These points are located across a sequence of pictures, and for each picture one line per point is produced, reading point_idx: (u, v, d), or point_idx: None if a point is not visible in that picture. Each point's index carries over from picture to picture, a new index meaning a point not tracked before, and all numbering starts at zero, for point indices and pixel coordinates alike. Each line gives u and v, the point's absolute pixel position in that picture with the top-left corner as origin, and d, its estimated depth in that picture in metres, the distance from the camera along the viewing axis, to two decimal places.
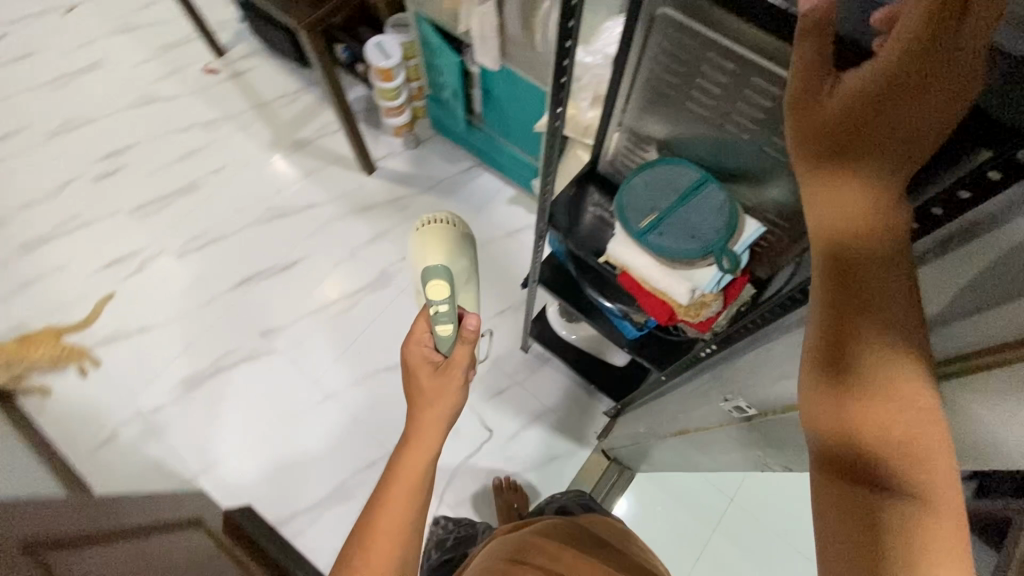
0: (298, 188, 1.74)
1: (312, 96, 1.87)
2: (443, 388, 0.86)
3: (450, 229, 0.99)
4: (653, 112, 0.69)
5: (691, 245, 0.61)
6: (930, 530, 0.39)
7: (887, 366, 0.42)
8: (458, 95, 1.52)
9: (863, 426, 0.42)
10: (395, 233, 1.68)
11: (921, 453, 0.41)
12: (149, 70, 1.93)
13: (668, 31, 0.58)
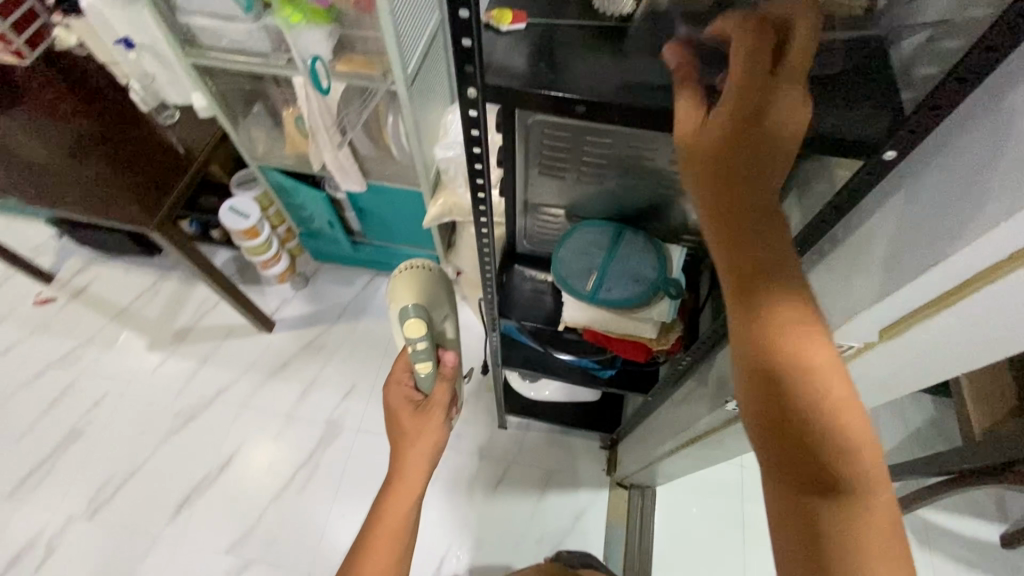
0: (205, 380, 1.58)
1: (178, 283, 1.74)
2: (418, 435, 0.88)
3: (426, 273, 1.00)
4: (554, 190, 0.75)
5: (638, 288, 0.70)
6: (863, 533, 0.41)
7: (814, 380, 0.43)
8: (334, 225, 1.51)
9: (811, 432, 0.43)
10: (326, 376, 1.58)
11: (854, 464, 0.43)
12: None
13: (540, 136, 0.65)
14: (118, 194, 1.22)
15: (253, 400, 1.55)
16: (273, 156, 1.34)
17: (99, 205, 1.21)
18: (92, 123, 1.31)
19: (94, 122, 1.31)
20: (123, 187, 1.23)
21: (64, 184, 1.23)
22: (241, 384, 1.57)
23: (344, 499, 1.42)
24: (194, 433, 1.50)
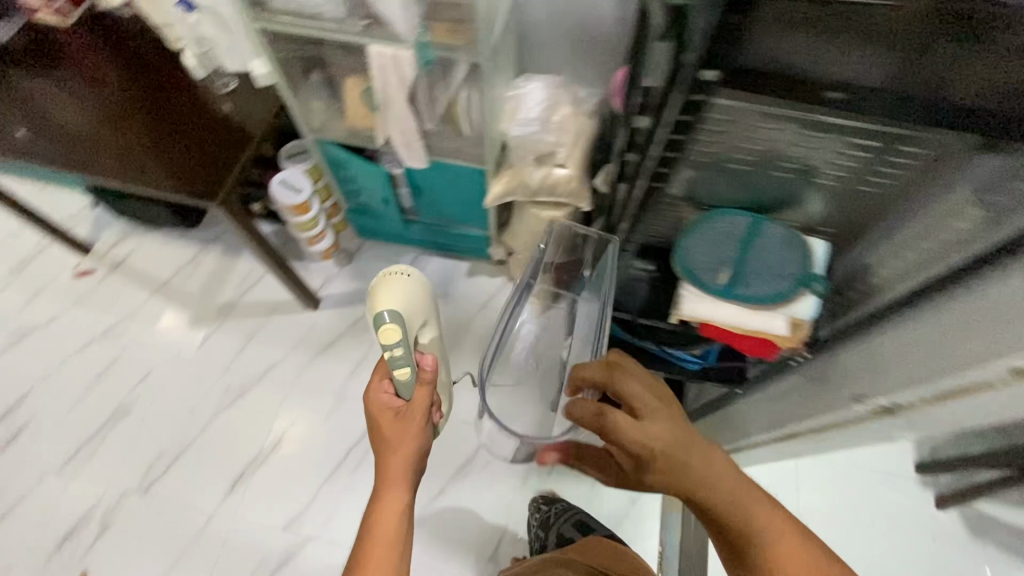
0: (252, 356, 1.56)
1: (220, 256, 1.70)
2: (405, 437, 0.89)
3: (404, 279, 1.13)
4: (709, 175, 0.93)
5: (779, 282, 0.91)
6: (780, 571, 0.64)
7: (712, 506, 0.70)
8: (387, 200, 1.46)
9: (735, 535, 0.68)
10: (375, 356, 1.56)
11: (754, 534, 0.67)
12: (8, 301, 1.65)
13: (715, 118, 0.80)
14: (150, 161, 1.18)
15: (302, 378, 1.54)
16: (331, 128, 1.29)
17: (130, 172, 1.16)
18: (135, 86, 1.26)
19: (137, 85, 1.26)
20: (157, 155, 1.19)
21: (101, 156, 1.18)
22: (289, 361, 1.55)
23: None
24: (245, 410, 1.49)
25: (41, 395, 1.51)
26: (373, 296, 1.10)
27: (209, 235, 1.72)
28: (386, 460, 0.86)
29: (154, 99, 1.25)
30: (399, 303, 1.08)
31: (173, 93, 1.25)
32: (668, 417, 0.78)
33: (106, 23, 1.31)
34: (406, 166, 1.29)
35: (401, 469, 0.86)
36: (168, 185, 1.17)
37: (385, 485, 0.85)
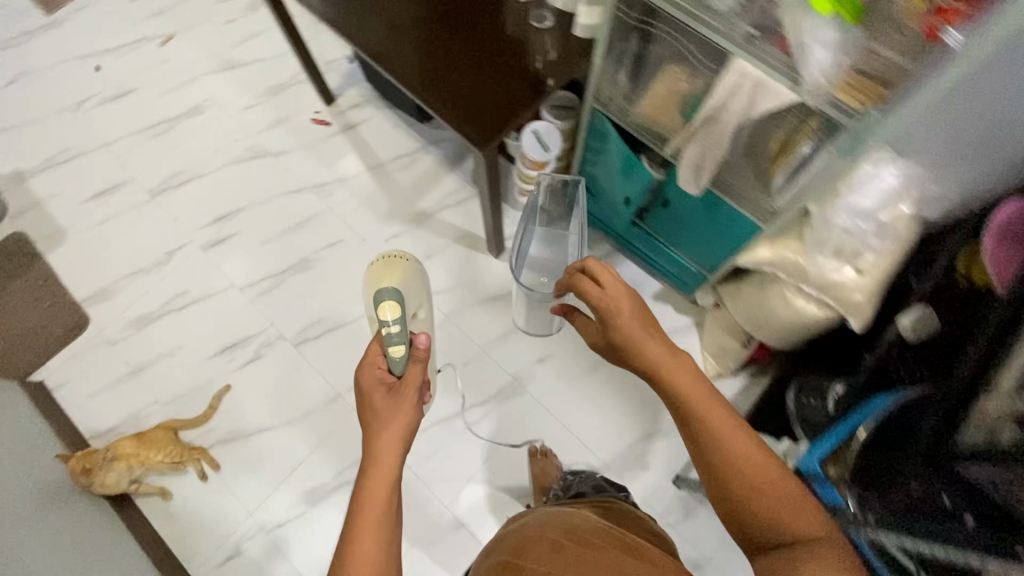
0: (424, 272, 1.59)
1: (435, 163, 1.71)
2: (395, 414, 0.80)
3: (404, 262, 1.24)
4: None
5: None
6: (773, 510, 0.68)
7: (712, 439, 0.71)
8: (627, 201, 1.30)
9: (733, 480, 0.70)
10: (530, 331, 1.52)
11: (770, 485, 0.69)
12: (252, 119, 1.78)
13: None
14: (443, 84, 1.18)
15: (457, 316, 1.54)
16: (617, 108, 1.13)
17: (423, 87, 1.18)
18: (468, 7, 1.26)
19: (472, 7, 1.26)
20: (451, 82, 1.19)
21: (400, 58, 1.22)
22: (453, 294, 1.56)
23: (499, 457, 1.41)
24: None
25: (250, 217, 1.66)
26: (378, 271, 1.21)
27: (434, 138, 1.73)
28: (371, 447, 0.77)
29: (478, 28, 1.24)
30: (381, 272, 1.19)
31: (497, 31, 1.23)
32: (632, 307, 0.82)
33: None
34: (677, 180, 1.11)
35: (390, 457, 0.77)
36: (444, 114, 1.17)
37: (369, 470, 0.76)
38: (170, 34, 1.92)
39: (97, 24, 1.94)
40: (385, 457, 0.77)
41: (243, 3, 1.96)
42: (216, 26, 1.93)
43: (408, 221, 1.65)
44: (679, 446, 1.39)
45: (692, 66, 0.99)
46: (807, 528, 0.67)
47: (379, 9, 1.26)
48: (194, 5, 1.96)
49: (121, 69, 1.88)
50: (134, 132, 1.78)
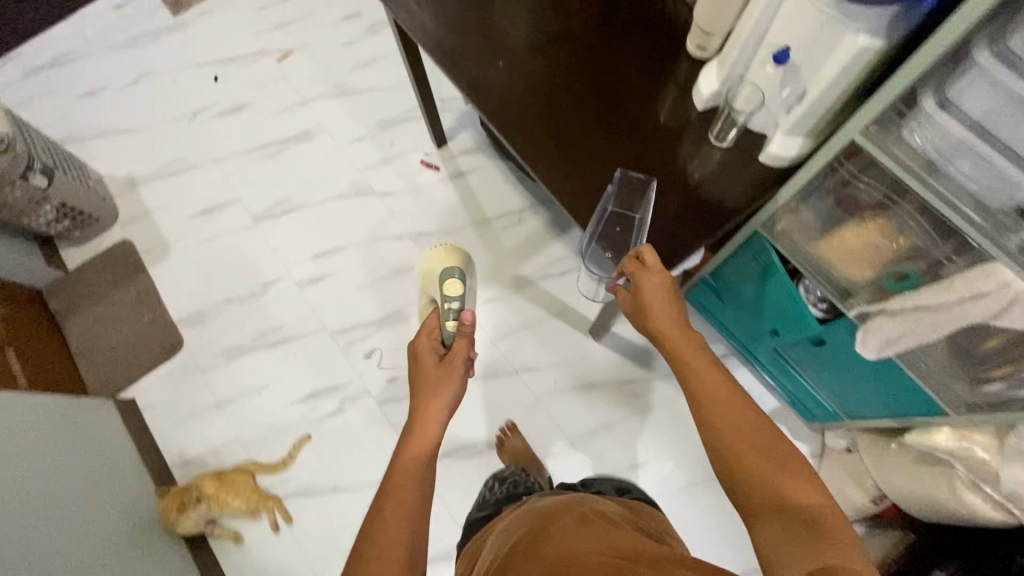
0: (518, 345, 1.51)
1: (542, 227, 1.62)
2: (443, 375, 0.89)
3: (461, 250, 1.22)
4: None
5: None
6: (774, 478, 0.64)
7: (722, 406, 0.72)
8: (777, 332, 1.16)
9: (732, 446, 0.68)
10: (625, 431, 1.41)
11: (770, 453, 0.66)
12: (362, 153, 1.73)
13: None
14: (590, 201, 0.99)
15: (549, 401, 1.45)
16: (788, 241, 0.98)
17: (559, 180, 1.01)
18: (632, 95, 1.04)
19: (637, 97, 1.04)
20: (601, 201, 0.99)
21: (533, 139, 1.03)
22: (547, 376, 1.47)
23: None
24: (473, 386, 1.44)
25: (349, 259, 1.62)
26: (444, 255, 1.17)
27: (544, 200, 1.63)
28: (422, 406, 0.85)
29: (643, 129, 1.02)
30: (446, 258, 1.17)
31: (661, 134, 1.04)
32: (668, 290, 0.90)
33: (654, 16, 1.11)
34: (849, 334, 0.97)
35: (433, 423, 0.84)
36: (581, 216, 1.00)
37: (416, 426, 0.83)
38: (289, 50, 1.89)
39: (220, 32, 1.94)
40: (431, 417, 0.84)
41: (365, 23, 1.90)
42: (336, 46, 1.88)
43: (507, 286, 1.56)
44: None
45: (895, 219, 0.83)
46: (808, 500, 0.61)
47: (522, 85, 1.07)
48: (316, 22, 1.92)
49: (239, 82, 1.86)
50: (245, 151, 1.76)
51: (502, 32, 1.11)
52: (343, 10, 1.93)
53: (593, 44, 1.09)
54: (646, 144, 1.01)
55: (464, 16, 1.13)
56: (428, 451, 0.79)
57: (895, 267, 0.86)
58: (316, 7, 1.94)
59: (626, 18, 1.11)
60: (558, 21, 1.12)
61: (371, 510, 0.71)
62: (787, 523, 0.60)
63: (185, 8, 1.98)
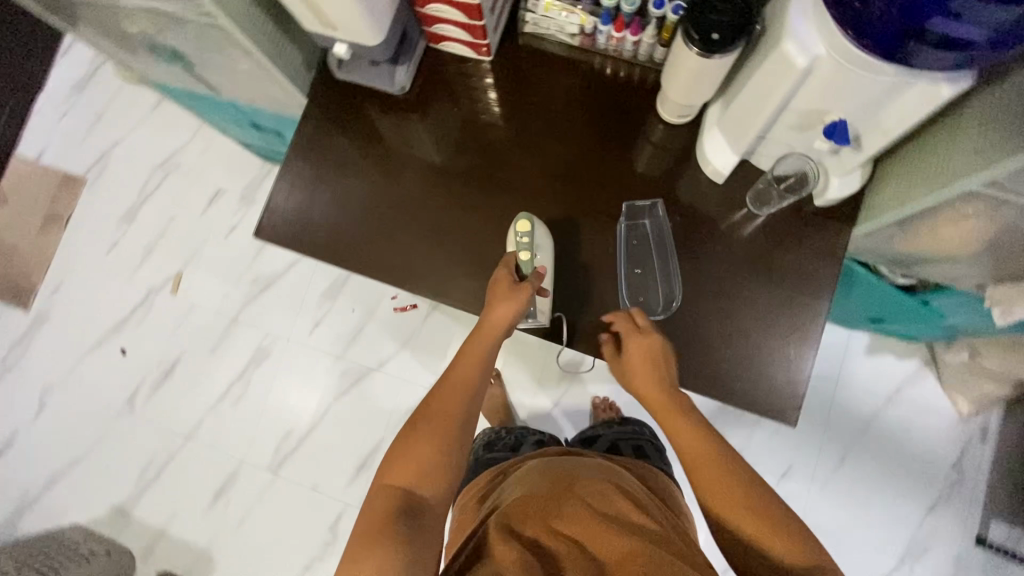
0: None
1: None
2: (496, 301, 0.78)
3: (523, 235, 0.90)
4: None
5: None
6: (764, 530, 0.61)
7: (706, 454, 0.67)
8: (876, 319, 1.09)
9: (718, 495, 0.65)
10: (754, 450, 1.35)
11: (758, 499, 0.63)
12: (329, 336, 1.51)
13: None
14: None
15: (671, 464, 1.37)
16: (872, 251, 0.85)
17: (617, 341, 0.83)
18: (637, 207, 0.85)
19: (646, 207, 0.85)
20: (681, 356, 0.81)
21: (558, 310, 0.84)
22: None
23: None
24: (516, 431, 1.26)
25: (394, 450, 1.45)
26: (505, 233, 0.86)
27: None
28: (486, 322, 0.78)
29: (680, 242, 0.83)
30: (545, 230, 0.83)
31: (685, 219, 0.84)
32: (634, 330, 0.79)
33: (597, 88, 0.88)
34: (973, 307, 0.90)
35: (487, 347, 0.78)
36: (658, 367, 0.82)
37: (465, 353, 0.78)
38: (176, 273, 1.59)
39: (88, 297, 1.61)
40: (479, 338, 0.78)
41: (234, 196, 1.61)
42: (222, 240, 1.59)
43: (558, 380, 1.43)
44: (967, 507, 1.28)
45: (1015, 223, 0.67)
46: (795, 541, 0.60)
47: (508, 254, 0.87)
48: (182, 225, 1.61)
49: (148, 339, 1.57)
50: (210, 407, 1.52)
51: (449, 208, 0.89)
52: (200, 196, 1.62)
53: (556, 163, 0.88)
54: (693, 261, 0.82)
55: (396, 214, 0.90)
56: (472, 391, 0.75)
57: (1007, 258, 0.75)
58: (170, 209, 1.63)
59: (570, 108, 0.89)
60: (500, 159, 0.89)
61: (421, 416, 0.72)
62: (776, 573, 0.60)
63: (30, 295, 1.63)
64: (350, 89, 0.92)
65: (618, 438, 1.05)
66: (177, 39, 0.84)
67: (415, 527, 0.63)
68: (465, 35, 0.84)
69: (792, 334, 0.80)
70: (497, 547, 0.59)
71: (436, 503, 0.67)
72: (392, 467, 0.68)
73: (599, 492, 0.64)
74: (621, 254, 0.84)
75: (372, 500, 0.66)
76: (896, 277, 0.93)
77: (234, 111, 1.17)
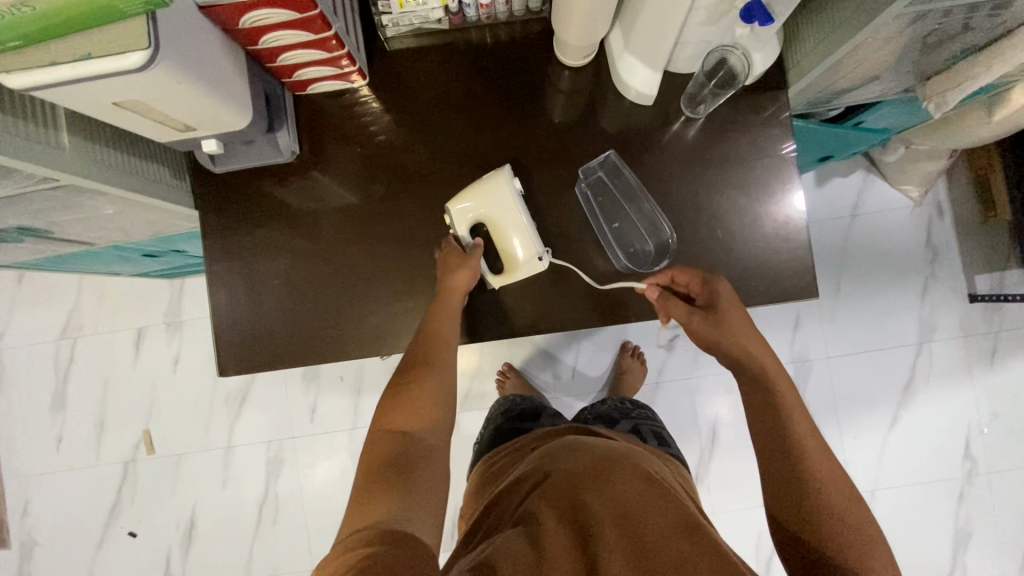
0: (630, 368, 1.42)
1: None
2: (449, 267, 0.78)
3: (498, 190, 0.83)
4: None
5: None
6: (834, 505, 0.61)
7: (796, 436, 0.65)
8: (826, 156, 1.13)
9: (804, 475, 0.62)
10: (763, 317, 1.40)
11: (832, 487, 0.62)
12: (331, 414, 1.43)
13: None
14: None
15: (699, 367, 1.41)
16: (807, 100, 0.85)
17: (623, 298, 0.80)
18: (582, 161, 0.82)
19: (590, 157, 0.81)
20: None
21: (556, 297, 0.81)
22: (677, 357, 1.40)
23: (845, 421, 1.39)
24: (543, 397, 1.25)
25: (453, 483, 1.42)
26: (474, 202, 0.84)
27: None
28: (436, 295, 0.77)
29: (640, 176, 0.81)
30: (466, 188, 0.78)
31: (629, 154, 0.81)
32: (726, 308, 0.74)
33: (484, 62, 0.82)
34: (907, 109, 0.93)
35: (454, 316, 0.77)
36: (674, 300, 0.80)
37: (427, 332, 0.76)
38: (144, 433, 1.45)
39: (64, 503, 1.45)
40: (438, 317, 0.76)
41: (159, 329, 1.45)
42: (171, 377, 1.45)
43: (565, 341, 1.43)
44: (953, 275, 1.39)
45: (934, 25, 0.67)
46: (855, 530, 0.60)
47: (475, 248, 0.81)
48: (122, 383, 1.45)
49: (153, 510, 1.44)
50: (253, 540, 1.42)
51: (403, 249, 0.83)
52: (124, 345, 1.46)
53: (482, 156, 0.82)
54: (659, 188, 0.80)
55: (352, 280, 0.82)
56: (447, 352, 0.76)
57: (929, 56, 0.76)
58: (99, 374, 1.46)
59: (468, 94, 0.82)
60: (427, 177, 0.82)
61: (417, 376, 0.75)
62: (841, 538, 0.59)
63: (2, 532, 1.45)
64: (238, 179, 0.81)
65: (639, 421, 1.01)
66: (18, 215, 0.71)
67: (410, 466, 0.67)
68: (332, 69, 0.75)
69: (779, 220, 0.79)
70: (540, 523, 0.55)
71: (431, 440, 0.72)
72: (394, 415, 0.72)
73: (640, 476, 0.60)
74: (597, 216, 0.82)
75: (373, 441, 0.71)
76: (833, 111, 0.94)
77: (117, 251, 1.02)
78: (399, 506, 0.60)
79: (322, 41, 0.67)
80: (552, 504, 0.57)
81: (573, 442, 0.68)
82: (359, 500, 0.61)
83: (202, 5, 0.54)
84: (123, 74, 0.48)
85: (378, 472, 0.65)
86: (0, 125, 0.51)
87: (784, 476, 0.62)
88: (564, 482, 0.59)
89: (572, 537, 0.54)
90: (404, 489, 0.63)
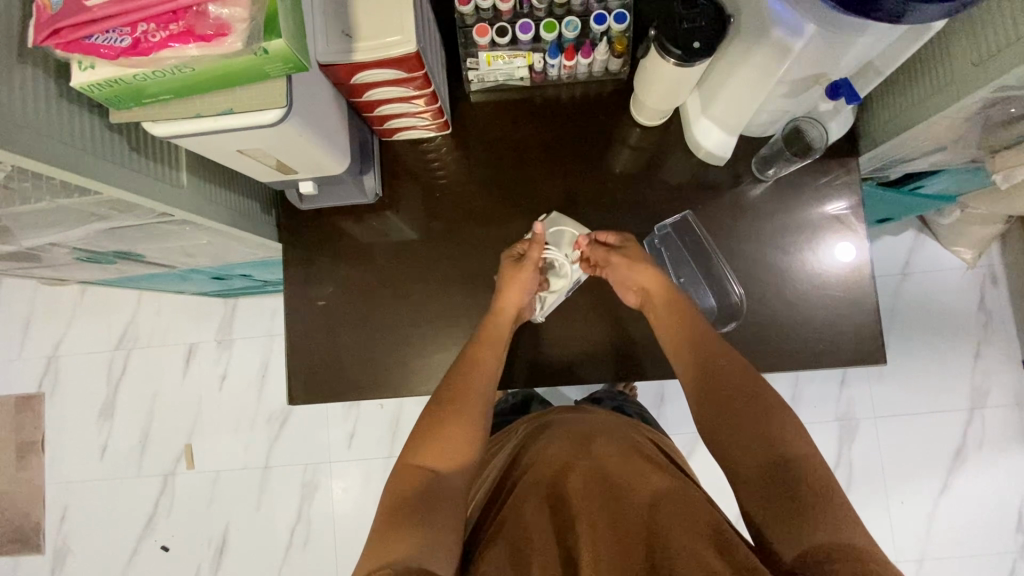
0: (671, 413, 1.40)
1: None
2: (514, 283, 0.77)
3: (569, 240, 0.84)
4: None
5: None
6: (768, 435, 0.63)
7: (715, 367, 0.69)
8: (884, 216, 1.14)
9: (736, 407, 0.66)
10: (809, 372, 1.38)
11: (762, 416, 0.64)
12: (368, 439, 1.44)
13: None
14: (748, 353, 0.80)
15: None
16: (872, 166, 0.86)
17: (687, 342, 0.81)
18: (650, 215, 0.84)
19: (659, 211, 0.84)
20: (759, 339, 0.80)
21: (612, 339, 0.82)
22: None
23: (892, 484, 1.34)
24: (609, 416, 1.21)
25: None
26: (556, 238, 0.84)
27: None
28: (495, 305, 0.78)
29: (706, 231, 0.82)
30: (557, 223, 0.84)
31: (693, 209, 0.83)
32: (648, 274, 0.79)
33: (556, 114, 0.85)
34: (976, 176, 0.93)
35: (504, 325, 0.77)
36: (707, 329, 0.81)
37: (483, 339, 0.76)
38: (185, 447, 1.47)
39: (103, 512, 1.47)
40: (497, 323, 0.77)
41: (209, 345, 1.50)
42: (217, 394, 1.49)
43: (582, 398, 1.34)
44: (1005, 340, 1.36)
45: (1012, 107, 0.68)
46: (777, 426, 0.63)
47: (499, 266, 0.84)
48: (169, 397, 1.49)
49: (188, 524, 1.45)
50: (282, 562, 1.42)
51: (466, 288, 0.85)
52: (175, 359, 1.50)
53: (548, 203, 0.85)
54: (723, 245, 0.82)
55: (415, 315, 0.85)
56: (491, 375, 0.74)
57: (1001, 131, 0.76)
58: (148, 387, 1.50)
59: (541, 143, 0.85)
60: (497, 220, 0.86)
61: (450, 410, 0.70)
62: (761, 439, 0.63)
63: (40, 535, 1.48)
64: (318, 217, 0.86)
65: (622, 403, 1.02)
66: (120, 241, 0.75)
67: (437, 498, 0.62)
68: (420, 120, 0.79)
69: (843, 281, 0.80)
70: (525, 520, 0.60)
71: (455, 480, 0.66)
72: (421, 448, 0.67)
73: (619, 455, 0.65)
74: (664, 271, 0.85)
75: (397, 477, 0.65)
76: (895, 173, 0.95)
77: (189, 273, 1.07)
78: (425, 540, 0.57)
79: (415, 97, 0.71)
80: (535, 492, 0.62)
81: (553, 422, 0.71)
82: (380, 540, 0.58)
83: (323, 63, 0.59)
84: (258, 127, 0.52)
85: (399, 510, 0.60)
86: (133, 166, 0.56)
87: (741, 411, 0.65)
88: (546, 466, 0.64)
89: (553, 528, 0.60)
90: (431, 520, 0.59)
